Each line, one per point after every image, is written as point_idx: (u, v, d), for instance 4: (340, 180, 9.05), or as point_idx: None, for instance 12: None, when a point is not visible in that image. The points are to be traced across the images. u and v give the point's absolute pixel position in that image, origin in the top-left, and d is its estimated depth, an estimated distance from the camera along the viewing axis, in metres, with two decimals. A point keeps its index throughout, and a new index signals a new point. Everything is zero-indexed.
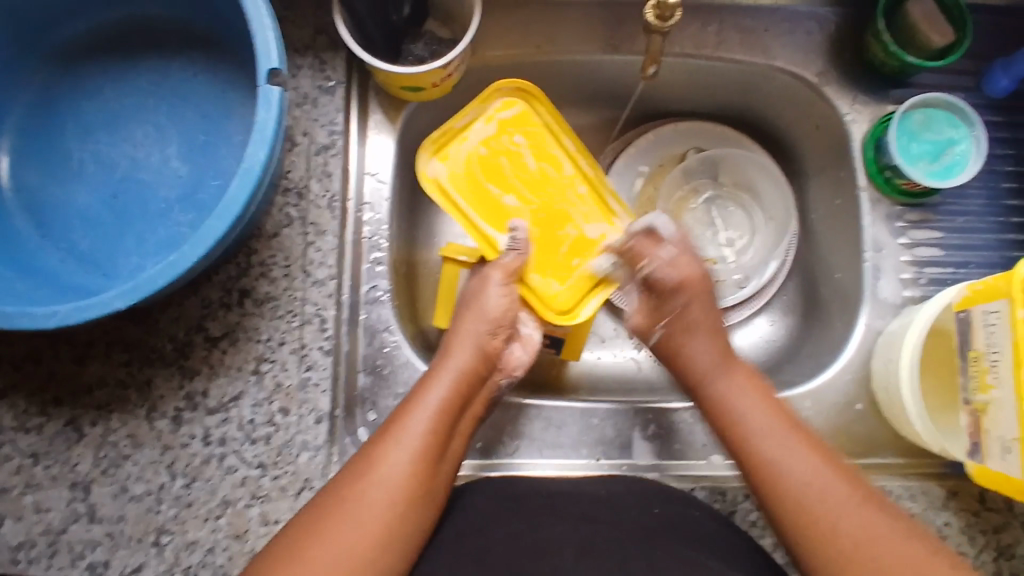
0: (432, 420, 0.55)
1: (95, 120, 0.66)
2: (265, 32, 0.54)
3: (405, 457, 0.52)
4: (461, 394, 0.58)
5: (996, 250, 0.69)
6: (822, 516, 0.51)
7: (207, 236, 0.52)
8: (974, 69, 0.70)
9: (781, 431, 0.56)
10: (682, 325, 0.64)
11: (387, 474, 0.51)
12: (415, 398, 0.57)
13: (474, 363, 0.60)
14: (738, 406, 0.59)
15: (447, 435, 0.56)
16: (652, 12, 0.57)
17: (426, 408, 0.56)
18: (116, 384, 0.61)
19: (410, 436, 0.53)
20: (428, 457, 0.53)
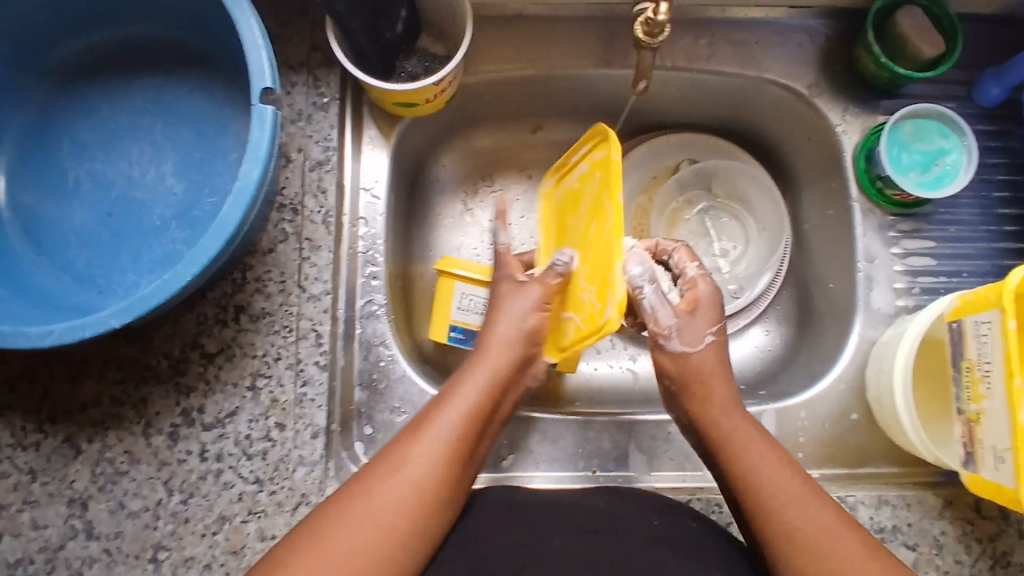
0: (462, 419, 0.54)
1: (90, 139, 0.67)
2: (258, 51, 0.55)
3: (431, 459, 0.51)
4: (493, 394, 0.56)
5: (989, 259, 0.69)
6: (797, 533, 0.50)
7: (202, 255, 0.53)
8: (965, 79, 0.70)
9: (770, 459, 0.54)
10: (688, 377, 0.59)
11: (413, 471, 0.51)
12: (445, 395, 0.56)
13: (510, 362, 0.58)
14: (749, 446, 0.55)
15: (476, 436, 0.55)
16: (641, 29, 0.58)
17: (457, 408, 0.55)
18: (112, 401, 0.62)
19: (440, 435, 0.53)
20: (456, 459, 0.52)
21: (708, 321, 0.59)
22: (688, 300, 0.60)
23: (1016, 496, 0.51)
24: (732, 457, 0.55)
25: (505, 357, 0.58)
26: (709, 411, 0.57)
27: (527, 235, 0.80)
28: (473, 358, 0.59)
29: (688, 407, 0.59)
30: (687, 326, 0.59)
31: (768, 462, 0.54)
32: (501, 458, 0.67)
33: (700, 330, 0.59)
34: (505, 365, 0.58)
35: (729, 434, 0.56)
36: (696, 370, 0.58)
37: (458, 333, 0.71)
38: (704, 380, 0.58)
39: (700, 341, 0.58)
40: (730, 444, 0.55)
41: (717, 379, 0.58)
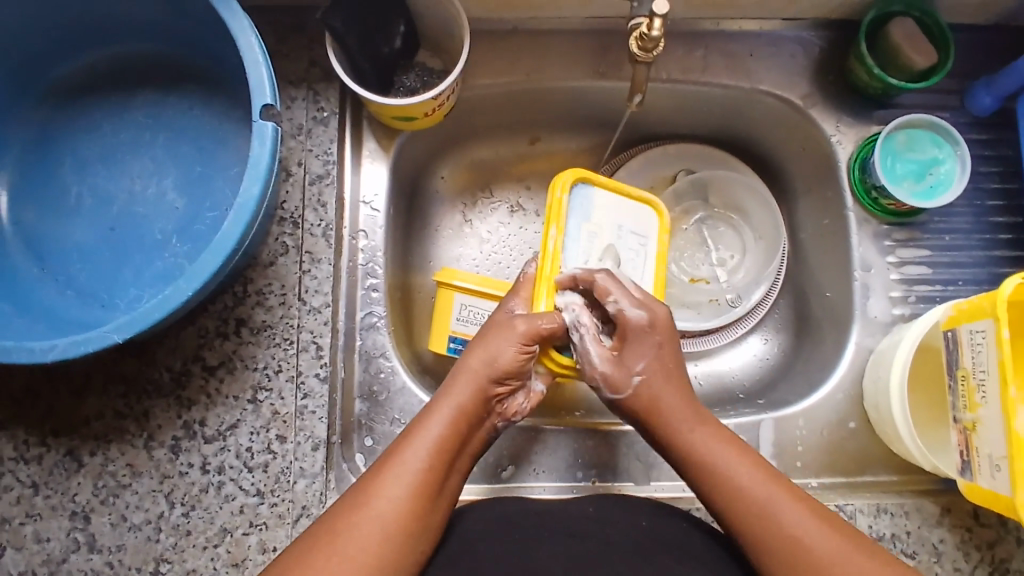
0: (427, 458, 0.53)
1: (92, 155, 0.68)
2: (258, 69, 0.55)
3: (399, 496, 0.51)
4: (459, 427, 0.55)
5: (984, 267, 0.69)
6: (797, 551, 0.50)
7: (203, 271, 0.53)
8: (958, 88, 0.71)
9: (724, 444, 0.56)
10: (651, 397, 0.57)
11: (382, 505, 0.51)
12: (410, 430, 0.55)
13: (477, 399, 0.56)
14: (704, 451, 0.55)
15: (444, 474, 0.54)
16: (636, 44, 0.58)
17: (422, 444, 0.53)
18: (114, 415, 0.62)
19: (406, 472, 0.52)
20: (423, 496, 0.52)
21: (647, 353, 0.57)
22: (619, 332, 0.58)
23: (1013, 504, 0.51)
24: (724, 485, 0.54)
25: (465, 391, 0.56)
26: (657, 383, 0.57)
27: (526, 245, 0.80)
28: (438, 393, 0.57)
29: (671, 451, 0.57)
30: (609, 373, 0.57)
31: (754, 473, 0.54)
32: (501, 468, 0.67)
33: (626, 370, 0.57)
34: (468, 398, 0.56)
35: (722, 468, 0.54)
36: (656, 397, 0.57)
37: (458, 344, 0.71)
38: (659, 400, 0.57)
39: (617, 389, 0.57)
40: (712, 469, 0.55)
41: (672, 400, 0.57)
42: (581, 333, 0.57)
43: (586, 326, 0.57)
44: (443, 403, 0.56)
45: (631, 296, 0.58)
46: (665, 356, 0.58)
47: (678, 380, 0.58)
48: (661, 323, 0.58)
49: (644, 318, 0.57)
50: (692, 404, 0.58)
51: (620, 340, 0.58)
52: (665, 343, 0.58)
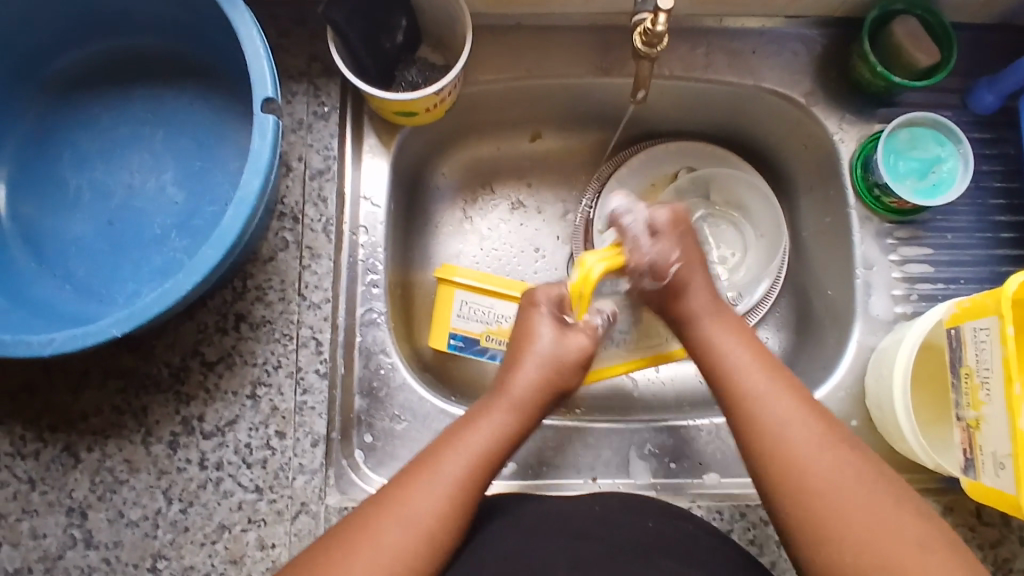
0: (469, 463, 0.54)
1: (92, 149, 0.67)
2: (259, 61, 0.55)
3: (436, 501, 0.51)
4: (511, 433, 0.57)
5: (986, 265, 0.69)
6: (815, 495, 0.50)
7: (202, 265, 0.53)
8: (961, 87, 0.71)
9: (791, 406, 0.54)
10: (688, 267, 0.62)
11: (417, 508, 0.51)
12: (457, 436, 0.56)
13: (525, 410, 0.58)
14: (724, 350, 0.59)
15: (488, 482, 0.54)
16: (640, 40, 0.58)
17: (468, 450, 0.55)
18: (112, 410, 0.62)
19: (446, 478, 0.52)
20: (466, 504, 0.52)
21: (680, 244, 0.62)
22: (654, 229, 0.62)
23: (1017, 503, 0.51)
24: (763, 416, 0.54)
25: (522, 395, 0.59)
26: (705, 323, 0.60)
27: (527, 242, 0.80)
28: (491, 400, 0.59)
29: (705, 363, 0.59)
30: (653, 262, 0.61)
31: (801, 422, 0.53)
32: (502, 465, 0.67)
33: (665, 257, 0.61)
34: (522, 403, 0.59)
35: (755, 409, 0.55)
36: (686, 291, 0.61)
37: (458, 340, 0.71)
38: (689, 291, 0.61)
39: (661, 274, 0.61)
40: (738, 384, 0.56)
41: (703, 294, 0.61)
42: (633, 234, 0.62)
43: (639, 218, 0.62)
44: (499, 408, 0.58)
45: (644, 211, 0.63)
46: (694, 251, 0.62)
47: (703, 269, 0.62)
48: (683, 216, 0.63)
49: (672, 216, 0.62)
50: (755, 348, 0.59)
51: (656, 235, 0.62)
52: (689, 234, 0.63)
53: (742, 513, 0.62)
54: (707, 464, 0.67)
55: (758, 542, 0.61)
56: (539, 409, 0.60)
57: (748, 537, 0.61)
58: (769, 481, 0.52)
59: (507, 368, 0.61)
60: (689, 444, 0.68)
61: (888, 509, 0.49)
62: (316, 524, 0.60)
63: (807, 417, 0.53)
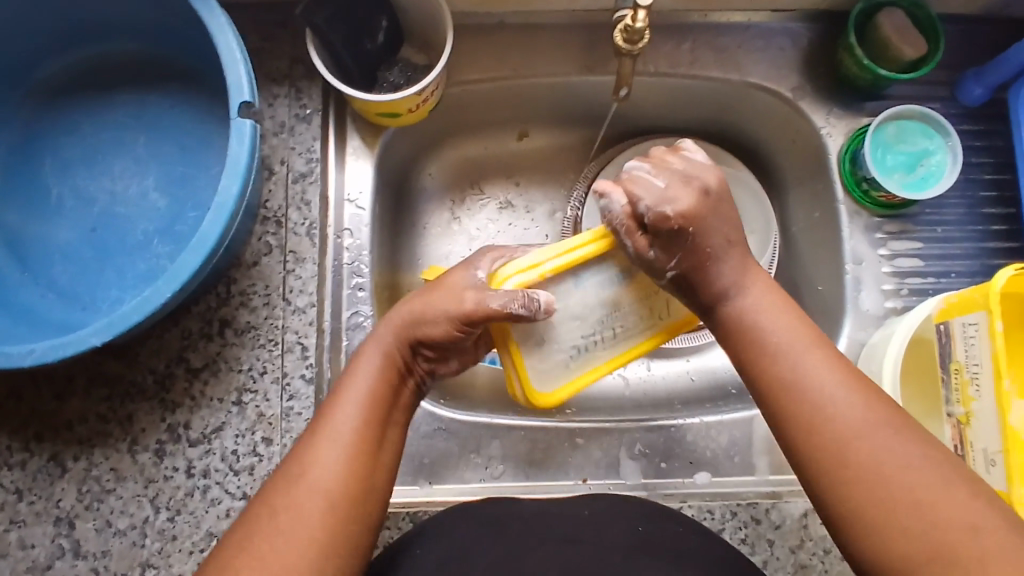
0: (353, 423, 0.47)
1: (74, 156, 0.67)
2: (236, 65, 0.55)
3: (335, 460, 0.46)
4: (377, 390, 0.49)
5: (977, 259, 0.68)
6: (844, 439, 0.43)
7: (181, 272, 0.53)
8: (949, 79, 0.70)
9: (801, 343, 0.46)
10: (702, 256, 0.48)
11: (314, 485, 0.45)
12: (338, 392, 0.49)
13: (386, 370, 0.50)
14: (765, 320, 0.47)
15: (376, 442, 0.48)
16: (622, 37, 0.58)
17: (348, 408, 0.48)
18: (97, 419, 0.61)
19: (339, 438, 0.47)
20: (358, 469, 0.46)
21: (682, 248, 0.47)
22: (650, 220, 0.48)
23: (1009, 499, 0.51)
24: (773, 348, 0.47)
25: (391, 346, 0.51)
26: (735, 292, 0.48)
27: (516, 242, 0.80)
28: (363, 347, 0.51)
29: (716, 320, 0.49)
30: (647, 261, 0.47)
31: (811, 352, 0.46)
32: (492, 469, 0.67)
33: (655, 260, 0.48)
34: (392, 350, 0.50)
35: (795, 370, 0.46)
36: (709, 273, 0.48)
37: None
38: (708, 280, 0.48)
39: (660, 270, 0.48)
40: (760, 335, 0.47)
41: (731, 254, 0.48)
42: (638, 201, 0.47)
43: (618, 215, 0.47)
44: (371, 351, 0.50)
45: (678, 169, 0.49)
46: (706, 240, 0.48)
47: (738, 235, 0.49)
48: (712, 187, 0.48)
49: (672, 215, 0.46)
50: (791, 311, 0.48)
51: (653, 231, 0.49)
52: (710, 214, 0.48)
53: (733, 512, 0.61)
54: (698, 463, 0.67)
55: (749, 541, 0.61)
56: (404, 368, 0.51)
57: (739, 536, 0.61)
58: (790, 435, 0.45)
59: (381, 323, 0.52)
60: (679, 444, 0.68)
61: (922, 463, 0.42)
62: None
63: (805, 336, 0.47)
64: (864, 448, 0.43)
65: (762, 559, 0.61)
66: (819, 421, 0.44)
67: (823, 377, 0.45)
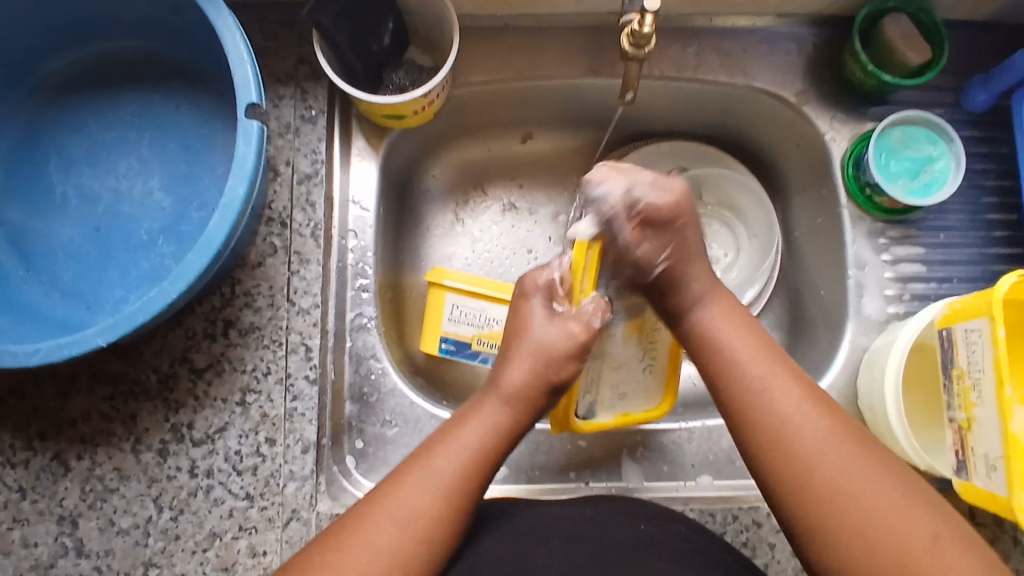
0: (463, 460, 0.52)
1: (78, 154, 0.67)
2: (243, 66, 0.55)
3: (424, 497, 0.50)
4: (501, 438, 0.55)
5: (979, 265, 0.69)
6: (814, 464, 0.49)
7: (188, 272, 0.53)
8: (953, 85, 0.70)
9: (765, 364, 0.53)
10: (681, 253, 0.57)
11: (408, 508, 0.49)
12: (449, 433, 0.54)
13: (508, 419, 0.56)
14: (718, 336, 0.56)
15: (482, 484, 0.52)
16: (628, 42, 0.58)
17: (459, 450, 0.53)
18: (101, 418, 0.61)
19: (439, 476, 0.51)
20: (455, 505, 0.50)
21: (671, 239, 0.57)
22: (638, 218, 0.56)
23: (1009, 505, 0.51)
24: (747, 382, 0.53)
25: (517, 391, 0.56)
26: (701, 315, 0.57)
27: (519, 244, 0.80)
28: (486, 398, 0.57)
29: (696, 349, 0.57)
30: (635, 258, 0.57)
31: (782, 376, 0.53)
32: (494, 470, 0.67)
33: (650, 257, 0.57)
34: (513, 401, 0.56)
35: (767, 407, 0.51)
36: (681, 284, 0.58)
37: (450, 344, 0.71)
38: (682, 283, 0.57)
39: (649, 267, 0.57)
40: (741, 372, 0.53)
41: (699, 278, 0.58)
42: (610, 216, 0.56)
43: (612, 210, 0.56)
44: (493, 404, 0.56)
45: (651, 181, 0.57)
46: (687, 241, 0.57)
47: (701, 253, 0.58)
48: (683, 204, 0.57)
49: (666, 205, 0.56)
50: (750, 327, 0.56)
51: (641, 224, 0.56)
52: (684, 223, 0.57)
53: (735, 515, 0.62)
54: (699, 466, 0.67)
55: (751, 544, 0.61)
56: (538, 408, 0.57)
57: (741, 539, 0.61)
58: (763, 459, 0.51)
59: (500, 363, 0.58)
60: (681, 446, 0.68)
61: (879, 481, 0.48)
62: (307, 531, 0.60)
63: (795, 383, 0.52)
64: (826, 467, 0.48)
65: (764, 562, 0.61)
66: (803, 453, 0.49)
67: (801, 413, 0.51)
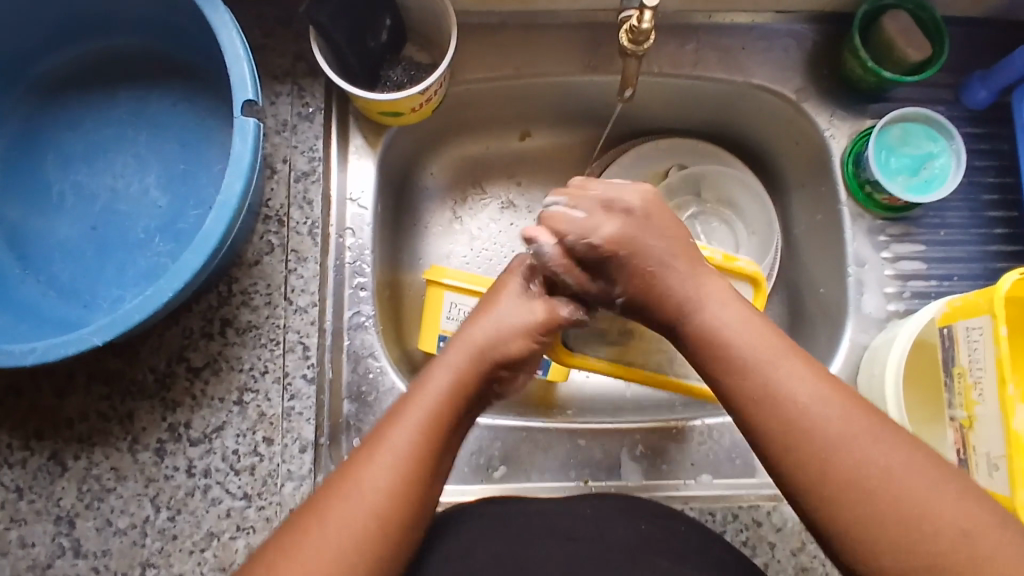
0: (418, 436, 0.48)
1: (75, 152, 0.66)
2: (240, 63, 0.54)
3: (382, 477, 0.47)
4: (456, 402, 0.51)
5: (979, 262, 0.68)
6: (823, 444, 0.44)
7: (184, 270, 0.52)
8: (953, 81, 0.70)
9: (779, 352, 0.47)
10: (645, 283, 0.52)
11: (366, 487, 0.46)
12: (405, 403, 0.51)
13: (466, 385, 0.52)
14: (726, 326, 0.49)
15: (439, 450, 0.49)
16: (627, 38, 0.57)
17: (414, 422, 0.49)
18: (97, 418, 0.61)
19: (393, 451, 0.48)
20: (413, 480, 0.47)
21: (615, 275, 0.54)
22: (576, 259, 0.55)
23: (1013, 503, 0.51)
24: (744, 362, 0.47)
25: (472, 360, 0.53)
26: (703, 305, 0.50)
27: (517, 242, 0.79)
28: (447, 355, 0.54)
29: (691, 333, 0.50)
30: (591, 291, 0.55)
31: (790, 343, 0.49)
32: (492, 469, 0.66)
33: (606, 291, 0.55)
34: (466, 368, 0.52)
35: (774, 387, 0.46)
36: (654, 293, 0.52)
37: (448, 342, 0.70)
38: (664, 296, 0.51)
39: (610, 294, 0.55)
40: (733, 352, 0.48)
41: (682, 254, 0.52)
42: (541, 250, 0.54)
43: (552, 260, 0.54)
44: (441, 370, 0.52)
45: (601, 199, 0.53)
46: (644, 261, 0.52)
47: (695, 250, 0.54)
48: (654, 205, 0.53)
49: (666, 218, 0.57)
50: (751, 312, 0.50)
51: (573, 258, 0.55)
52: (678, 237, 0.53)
53: (734, 514, 0.61)
54: (699, 465, 0.67)
55: (751, 543, 0.61)
56: (498, 367, 0.53)
57: (741, 538, 0.61)
58: (764, 446, 0.46)
59: (455, 335, 0.55)
60: (680, 445, 0.68)
61: (888, 450, 0.43)
62: None
63: (809, 368, 0.46)
64: (841, 451, 0.43)
65: (764, 561, 0.61)
66: (808, 438, 0.44)
67: (800, 386, 0.45)
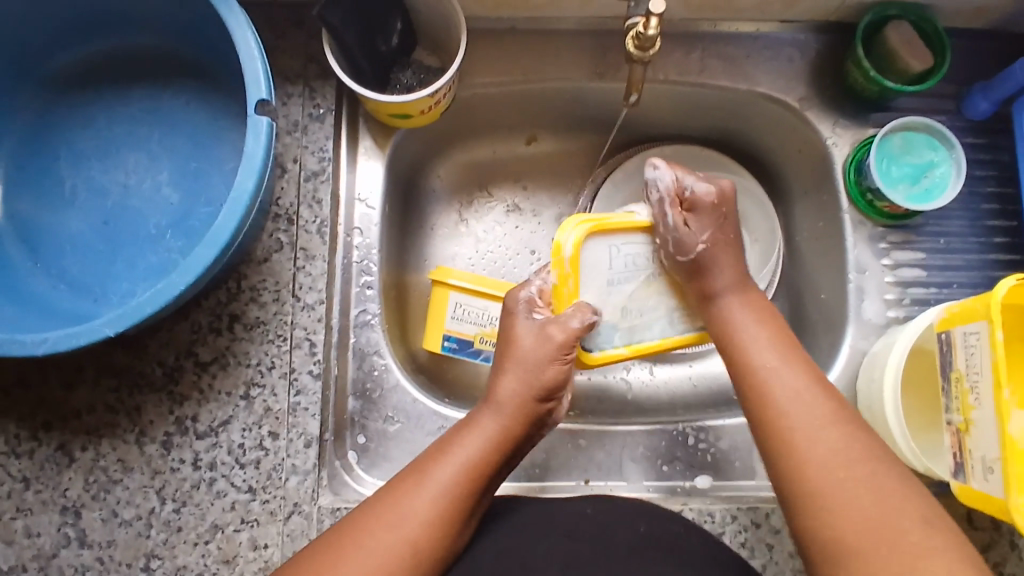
0: (457, 475, 0.52)
1: (88, 149, 0.68)
2: (253, 63, 0.55)
3: (425, 504, 0.50)
4: (500, 446, 0.55)
5: (979, 271, 0.69)
6: (831, 473, 0.48)
7: (195, 265, 0.53)
8: (954, 92, 0.71)
9: (781, 360, 0.54)
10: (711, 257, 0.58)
11: (404, 514, 0.50)
12: (446, 446, 0.55)
13: (510, 428, 0.56)
14: (739, 328, 0.57)
15: (479, 492, 0.53)
16: (633, 44, 0.59)
17: (455, 461, 0.53)
18: (105, 410, 0.62)
19: (434, 487, 0.51)
20: (452, 512, 0.51)
21: (715, 223, 0.59)
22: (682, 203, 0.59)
23: (1006, 507, 0.51)
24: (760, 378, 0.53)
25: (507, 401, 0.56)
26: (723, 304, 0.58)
27: (522, 245, 0.80)
28: (481, 412, 0.57)
29: (718, 337, 0.58)
30: (678, 236, 0.59)
31: (797, 371, 0.53)
32: None
33: (694, 236, 0.59)
34: (508, 413, 0.56)
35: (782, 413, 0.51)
36: (708, 272, 0.59)
37: (452, 342, 0.71)
38: (709, 268, 0.58)
39: (685, 252, 0.59)
40: (754, 373, 0.54)
41: (728, 277, 0.59)
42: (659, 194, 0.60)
43: (663, 191, 0.59)
44: (487, 417, 0.56)
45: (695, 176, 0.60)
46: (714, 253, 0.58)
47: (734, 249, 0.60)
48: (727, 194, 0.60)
49: (689, 194, 0.59)
50: (771, 323, 0.57)
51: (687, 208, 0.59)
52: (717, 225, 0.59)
53: (734, 516, 0.62)
54: (698, 467, 0.68)
55: (749, 545, 0.61)
56: (532, 418, 0.57)
57: (740, 540, 0.61)
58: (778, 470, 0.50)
59: (494, 374, 0.58)
60: (681, 446, 0.68)
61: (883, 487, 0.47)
62: (308, 525, 0.60)
63: (811, 387, 0.52)
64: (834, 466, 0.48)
65: (761, 563, 0.61)
66: (817, 471, 0.48)
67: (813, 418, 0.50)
